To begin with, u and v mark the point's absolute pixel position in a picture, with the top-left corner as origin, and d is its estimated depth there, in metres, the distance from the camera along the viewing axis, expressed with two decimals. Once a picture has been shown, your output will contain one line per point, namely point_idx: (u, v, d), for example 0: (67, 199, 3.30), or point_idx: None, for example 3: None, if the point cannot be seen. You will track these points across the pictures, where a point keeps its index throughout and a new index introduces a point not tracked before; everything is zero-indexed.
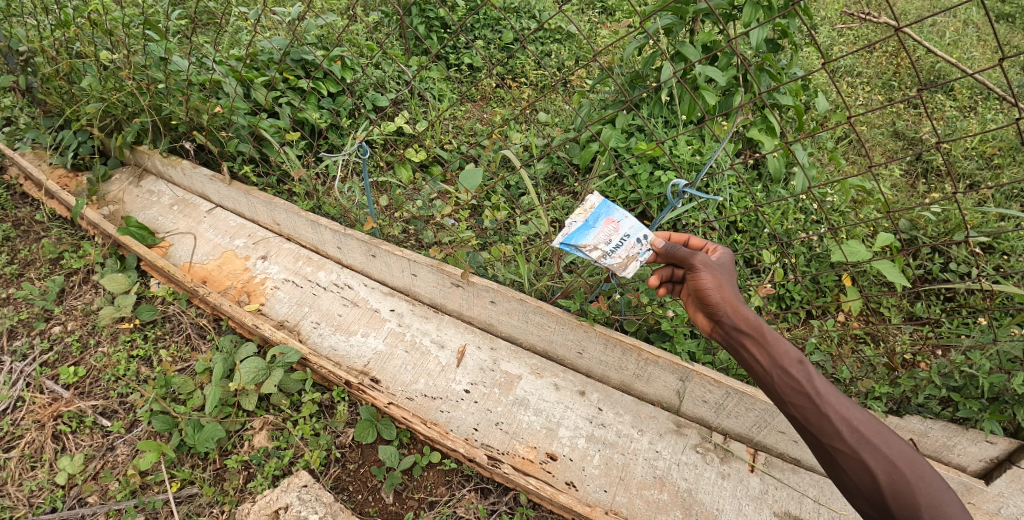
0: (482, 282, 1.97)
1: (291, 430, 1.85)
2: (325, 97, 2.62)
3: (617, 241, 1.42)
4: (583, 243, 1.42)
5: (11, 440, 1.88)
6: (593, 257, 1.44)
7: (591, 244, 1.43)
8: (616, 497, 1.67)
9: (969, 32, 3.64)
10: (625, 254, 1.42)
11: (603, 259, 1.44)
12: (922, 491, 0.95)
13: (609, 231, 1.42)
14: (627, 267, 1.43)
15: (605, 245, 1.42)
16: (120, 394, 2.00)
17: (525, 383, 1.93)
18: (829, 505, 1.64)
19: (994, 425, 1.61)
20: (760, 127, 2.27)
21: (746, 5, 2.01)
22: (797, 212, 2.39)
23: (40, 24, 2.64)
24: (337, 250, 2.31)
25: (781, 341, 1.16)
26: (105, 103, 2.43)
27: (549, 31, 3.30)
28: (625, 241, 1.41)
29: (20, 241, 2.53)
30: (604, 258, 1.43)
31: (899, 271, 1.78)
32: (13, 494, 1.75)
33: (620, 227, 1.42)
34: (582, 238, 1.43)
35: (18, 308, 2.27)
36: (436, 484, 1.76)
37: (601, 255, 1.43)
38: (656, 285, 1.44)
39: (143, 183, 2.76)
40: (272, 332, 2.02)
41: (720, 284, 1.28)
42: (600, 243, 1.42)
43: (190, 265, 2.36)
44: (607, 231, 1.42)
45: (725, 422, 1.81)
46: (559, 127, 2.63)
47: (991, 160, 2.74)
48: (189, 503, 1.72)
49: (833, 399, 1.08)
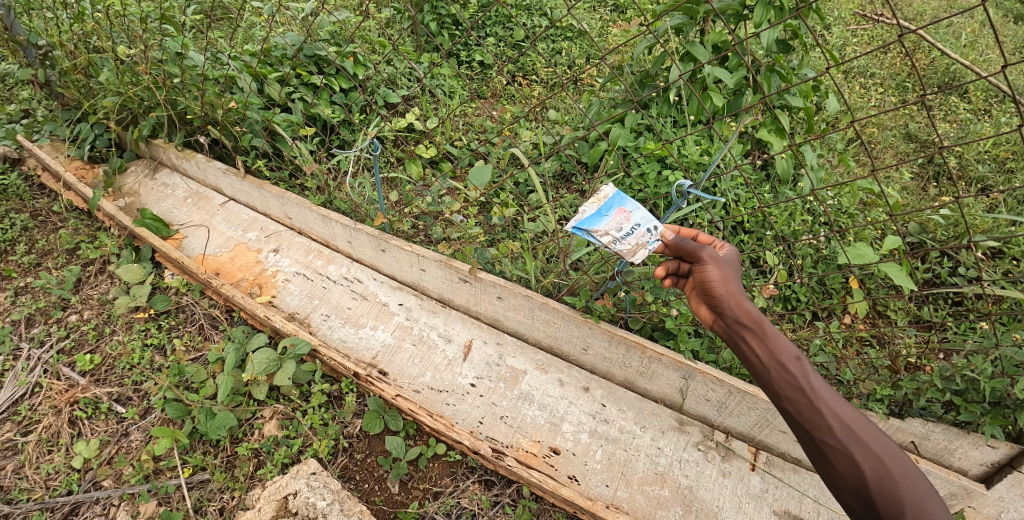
0: (490, 279, 2.00)
1: (301, 419, 1.89)
2: (337, 93, 2.66)
3: (627, 230, 1.43)
4: (594, 228, 1.45)
5: (29, 424, 1.94)
6: (603, 243, 1.47)
7: (603, 229, 1.45)
8: (618, 492, 1.70)
9: (985, 34, 3.60)
10: (635, 242, 1.44)
11: (613, 245, 1.46)
12: (906, 487, 0.97)
13: (621, 220, 1.44)
14: (636, 253, 1.45)
15: (616, 231, 1.44)
16: (134, 382, 2.05)
17: (530, 378, 1.96)
18: (828, 505, 1.67)
19: (995, 429, 1.61)
20: (769, 127, 2.31)
21: (758, 5, 2.02)
22: (804, 213, 2.40)
23: (60, 18, 2.70)
24: (347, 245, 2.34)
25: (782, 337, 1.17)
26: (123, 97, 2.48)
27: (560, 29, 3.31)
28: (635, 231, 1.42)
29: (38, 232, 2.59)
30: (615, 244, 1.45)
31: (906, 275, 1.75)
32: (32, 477, 1.80)
33: (632, 217, 1.43)
34: (594, 224, 1.46)
35: (36, 296, 2.33)
36: (440, 475, 1.80)
37: (611, 241, 1.45)
38: (661, 276, 1.44)
39: (158, 175, 2.81)
40: (283, 324, 2.06)
41: (726, 278, 1.30)
42: (611, 230, 1.44)
43: (203, 257, 2.41)
44: (619, 220, 1.44)
45: (727, 420, 1.83)
46: (568, 125, 2.65)
47: (1003, 163, 2.73)
48: (201, 488, 1.77)
49: (827, 396, 1.10)
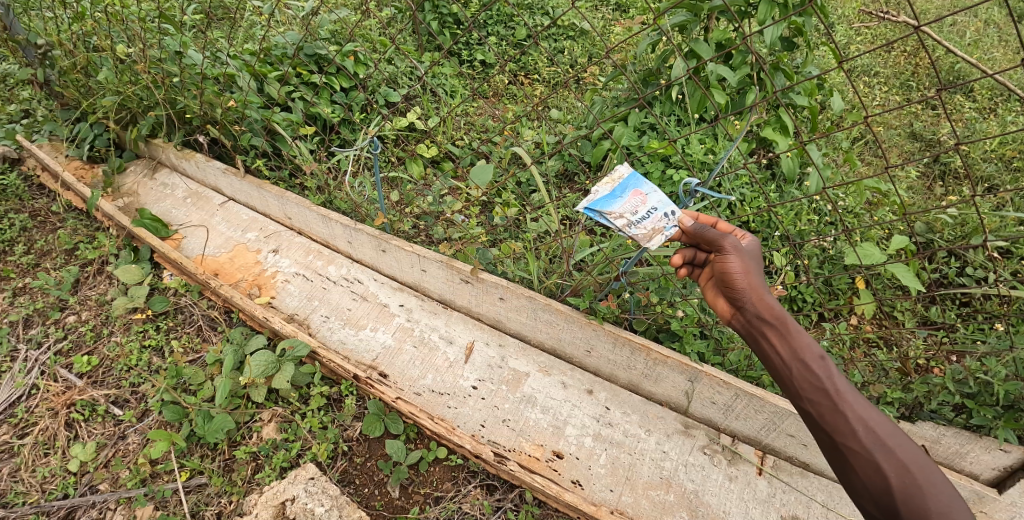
0: (492, 280, 1.97)
1: (300, 422, 1.86)
2: (337, 91, 2.64)
3: (643, 213, 1.39)
4: (609, 210, 1.39)
5: (25, 427, 1.91)
6: (617, 226, 1.40)
7: (618, 212, 1.39)
8: (622, 497, 1.67)
9: (990, 32, 3.57)
10: (650, 226, 1.39)
11: (627, 229, 1.40)
12: (932, 496, 0.93)
13: (636, 202, 1.39)
14: (652, 238, 1.39)
15: (631, 214, 1.39)
16: (132, 384, 2.03)
17: (533, 380, 1.93)
18: (837, 510, 1.64)
19: (1008, 433, 1.58)
20: (774, 126, 2.26)
21: (762, 2, 1.98)
22: (810, 213, 2.36)
23: (58, 18, 2.68)
24: (347, 245, 2.32)
25: (805, 335, 1.14)
26: (121, 96, 2.45)
27: (562, 27, 3.28)
28: (652, 214, 1.38)
29: (37, 232, 2.57)
30: (629, 228, 1.40)
31: (914, 276, 1.69)
32: (27, 480, 1.78)
33: (648, 200, 1.39)
34: (608, 206, 1.39)
35: (33, 297, 2.31)
36: (441, 480, 1.77)
37: (625, 225, 1.39)
38: (677, 264, 1.40)
39: (157, 175, 2.78)
40: (282, 326, 2.04)
41: (747, 271, 1.26)
42: (626, 212, 1.39)
43: (202, 257, 2.38)
44: (635, 202, 1.39)
45: (733, 424, 1.80)
46: (571, 124, 2.62)
47: (1011, 163, 2.69)
48: (198, 492, 1.74)
49: (852, 399, 1.06)
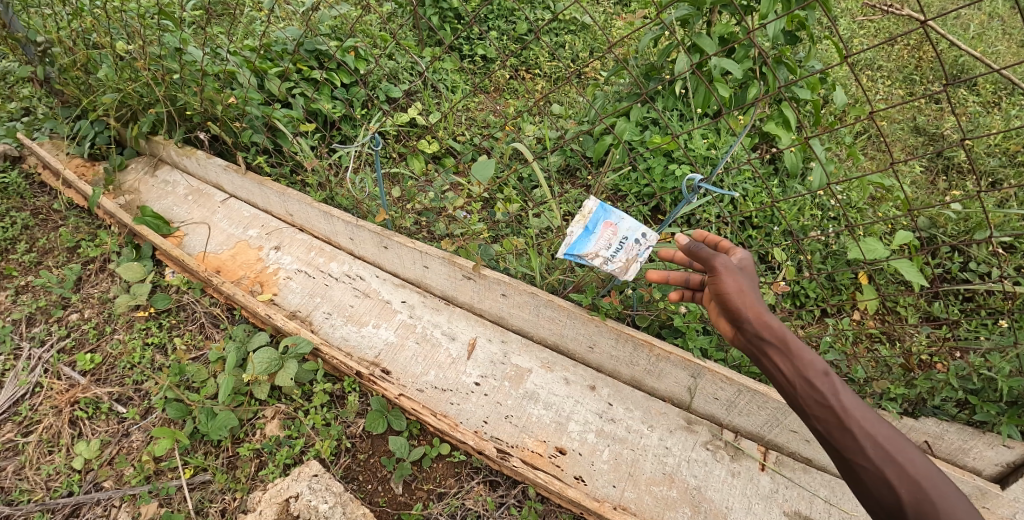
0: (494, 276, 1.96)
1: (303, 419, 1.86)
2: (337, 87, 2.60)
3: (616, 247, 1.55)
4: (586, 251, 1.56)
5: (29, 425, 1.92)
6: (595, 263, 1.58)
7: (593, 250, 1.56)
8: (625, 493, 1.67)
9: (994, 26, 3.54)
10: (625, 257, 1.56)
11: (605, 264, 1.58)
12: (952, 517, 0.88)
13: (609, 236, 1.54)
14: (628, 268, 1.56)
15: (606, 251, 1.56)
16: (135, 382, 2.03)
17: (535, 376, 1.93)
18: (839, 506, 1.66)
19: (1011, 429, 1.58)
20: (777, 120, 2.25)
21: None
22: (814, 208, 2.35)
23: (57, 15, 2.67)
24: (349, 242, 2.31)
25: (806, 349, 1.08)
26: (121, 94, 2.45)
27: (563, 22, 3.26)
28: (624, 245, 1.54)
29: (39, 230, 2.57)
30: (607, 263, 1.57)
31: (918, 271, 1.71)
32: (32, 478, 1.78)
33: (619, 231, 1.53)
34: (584, 246, 1.56)
35: (36, 295, 2.31)
36: (445, 476, 1.77)
37: (602, 261, 1.57)
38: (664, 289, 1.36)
39: (159, 172, 2.78)
40: (284, 323, 2.03)
41: (742, 287, 1.19)
42: (601, 250, 1.56)
43: (204, 254, 2.38)
44: (607, 235, 1.54)
45: (736, 419, 1.80)
46: (572, 119, 2.61)
47: (1015, 157, 2.68)
48: (202, 489, 1.74)
49: (860, 415, 1.00)
